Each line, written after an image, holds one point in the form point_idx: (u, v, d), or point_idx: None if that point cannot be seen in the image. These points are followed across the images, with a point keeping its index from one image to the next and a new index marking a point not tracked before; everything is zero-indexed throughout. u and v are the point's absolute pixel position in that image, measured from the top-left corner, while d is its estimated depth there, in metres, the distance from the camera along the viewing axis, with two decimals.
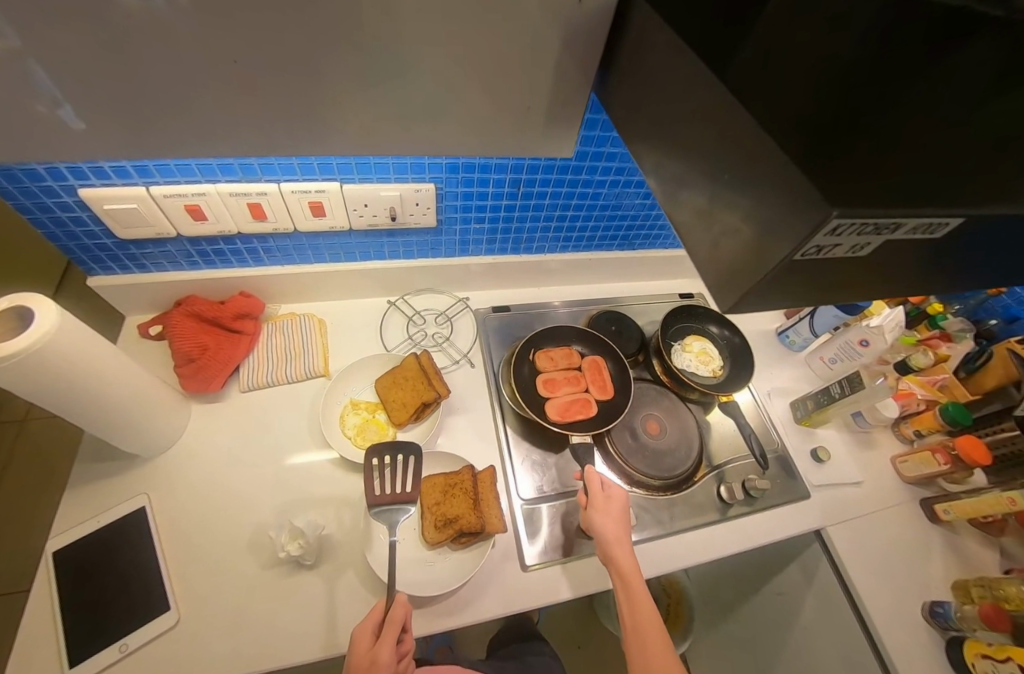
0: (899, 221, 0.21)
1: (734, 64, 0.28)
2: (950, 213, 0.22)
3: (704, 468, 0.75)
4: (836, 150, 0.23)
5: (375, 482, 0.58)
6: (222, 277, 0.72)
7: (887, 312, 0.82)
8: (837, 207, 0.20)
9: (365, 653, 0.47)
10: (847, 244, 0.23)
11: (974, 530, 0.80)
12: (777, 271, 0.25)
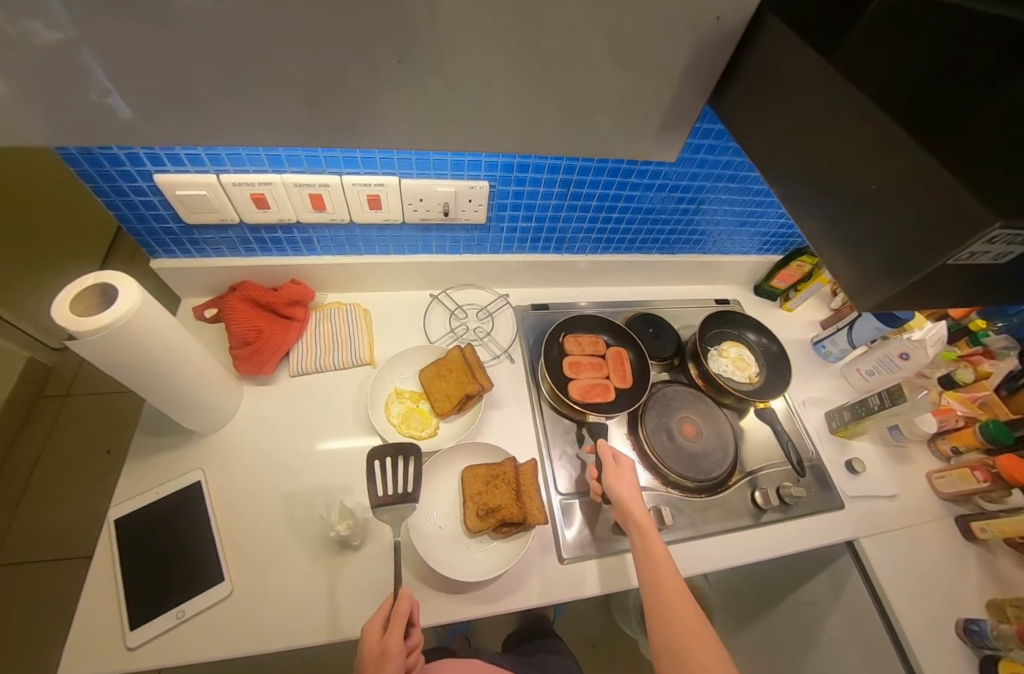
0: None
1: (886, 86, 0.28)
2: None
3: (738, 474, 0.75)
4: (994, 171, 0.23)
5: (376, 483, 0.59)
6: (277, 265, 0.74)
7: (930, 327, 0.80)
8: (1003, 218, 0.21)
9: (375, 643, 0.48)
10: (996, 252, 0.23)
11: (1011, 551, 0.79)
12: (916, 270, 0.26)
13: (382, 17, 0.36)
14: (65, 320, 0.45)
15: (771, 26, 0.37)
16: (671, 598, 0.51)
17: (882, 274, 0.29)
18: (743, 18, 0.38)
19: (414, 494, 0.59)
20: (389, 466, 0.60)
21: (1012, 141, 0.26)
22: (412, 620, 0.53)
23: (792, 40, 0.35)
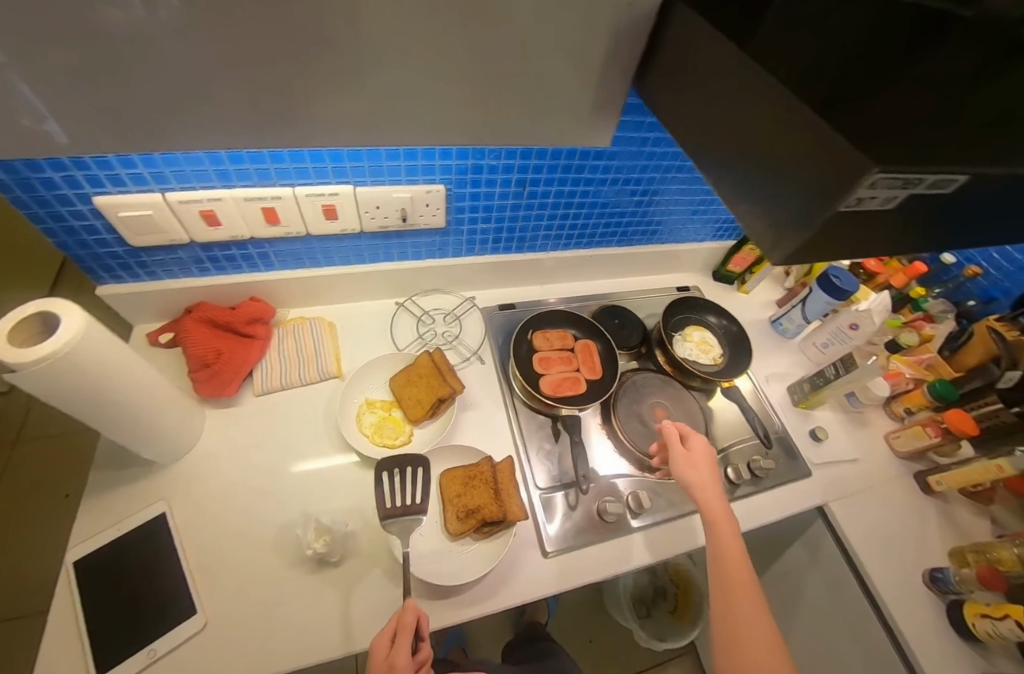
0: (926, 176, 0.24)
1: (782, 63, 0.31)
2: (962, 169, 0.25)
3: (711, 452, 0.78)
4: (875, 129, 0.26)
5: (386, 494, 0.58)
6: (233, 282, 0.73)
7: (873, 297, 0.85)
8: (880, 164, 0.23)
9: (383, 657, 0.47)
10: (881, 197, 0.26)
11: (966, 501, 0.84)
12: (820, 222, 0.28)
13: (317, 23, 0.36)
14: (3, 352, 0.43)
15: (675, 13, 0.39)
16: (738, 574, 0.53)
17: (791, 232, 0.30)
18: (652, 7, 0.41)
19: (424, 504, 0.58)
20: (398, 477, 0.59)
21: (887, 105, 0.29)
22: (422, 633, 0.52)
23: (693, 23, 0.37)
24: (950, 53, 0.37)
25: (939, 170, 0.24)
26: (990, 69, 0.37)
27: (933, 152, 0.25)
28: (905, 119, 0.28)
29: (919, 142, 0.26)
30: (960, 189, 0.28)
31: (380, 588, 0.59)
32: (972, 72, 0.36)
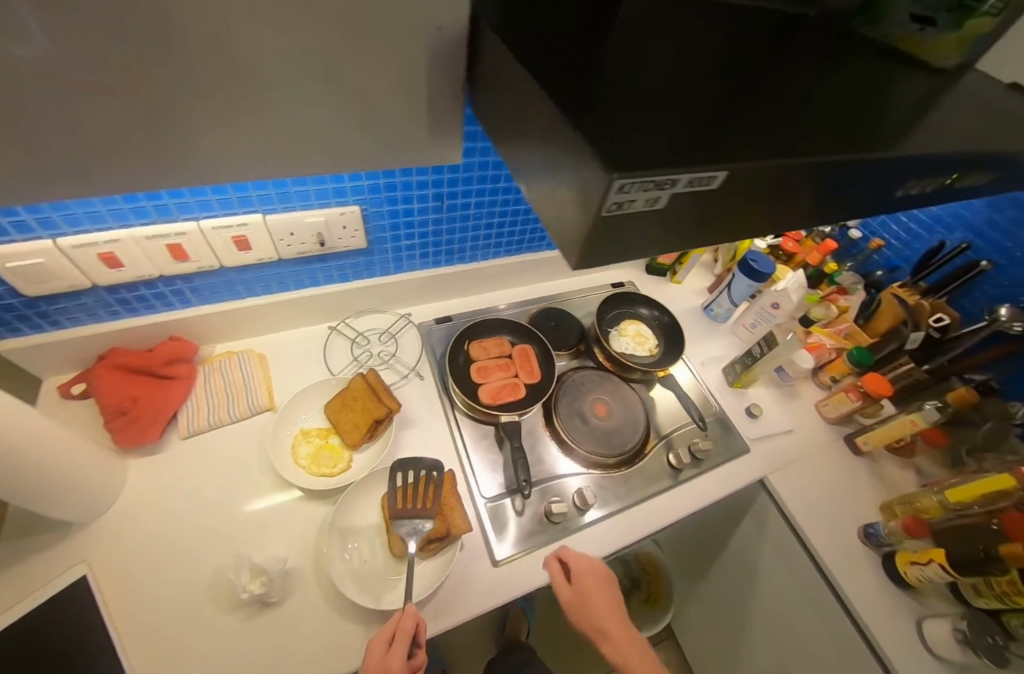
0: (678, 179, 0.25)
1: (606, 69, 0.32)
2: (715, 167, 0.25)
3: (653, 442, 0.80)
4: (636, 134, 0.26)
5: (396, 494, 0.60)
6: (150, 323, 0.70)
7: (790, 276, 0.91)
8: (618, 171, 0.23)
9: (378, 658, 0.49)
10: (645, 199, 0.26)
11: (892, 457, 0.90)
12: (603, 232, 0.28)
13: None
14: None
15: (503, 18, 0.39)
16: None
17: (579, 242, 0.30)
18: (459, 29, 0.39)
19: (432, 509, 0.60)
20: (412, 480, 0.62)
21: (668, 107, 0.29)
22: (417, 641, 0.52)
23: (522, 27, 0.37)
24: (777, 49, 0.40)
25: (691, 168, 0.25)
26: (814, 62, 0.40)
27: (686, 152, 0.26)
28: (682, 120, 0.29)
29: (684, 143, 0.27)
30: (736, 186, 0.28)
31: (327, 622, 0.57)
32: (795, 67, 0.39)
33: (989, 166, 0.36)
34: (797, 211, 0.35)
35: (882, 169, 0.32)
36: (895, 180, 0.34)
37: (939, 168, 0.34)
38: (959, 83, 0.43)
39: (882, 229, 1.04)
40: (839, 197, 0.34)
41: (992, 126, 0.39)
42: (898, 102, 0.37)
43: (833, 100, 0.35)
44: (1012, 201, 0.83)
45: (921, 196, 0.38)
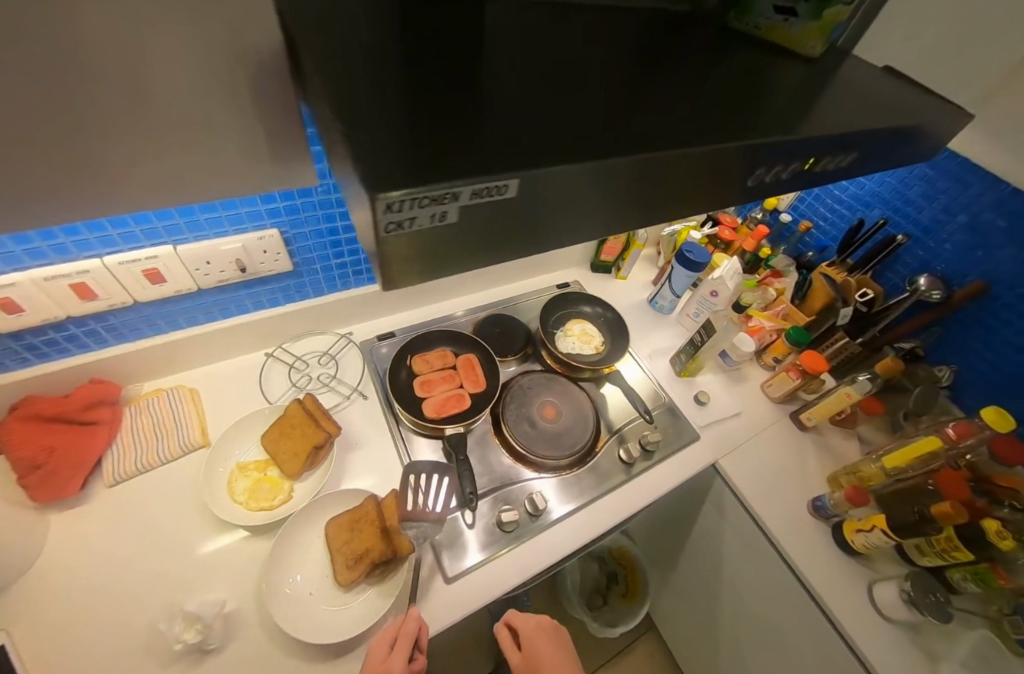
0: (461, 192, 0.20)
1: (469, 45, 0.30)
2: (505, 176, 0.20)
3: (604, 440, 0.80)
4: (406, 140, 0.21)
5: (408, 498, 0.63)
6: (65, 367, 0.65)
7: (726, 264, 0.95)
8: (377, 189, 0.17)
9: (380, 661, 0.51)
10: (427, 219, 0.20)
11: (837, 429, 0.93)
12: (393, 262, 0.21)
13: None
14: None
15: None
16: None
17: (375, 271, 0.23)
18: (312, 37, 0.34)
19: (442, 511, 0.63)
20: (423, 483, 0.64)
21: (453, 106, 0.24)
22: (417, 644, 0.54)
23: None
24: (653, 40, 0.40)
25: (470, 181, 0.20)
26: (689, 51, 0.41)
27: (466, 160, 0.20)
28: (470, 122, 0.24)
29: (466, 150, 0.22)
30: (537, 199, 0.23)
31: (272, 661, 0.54)
32: (668, 55, 0.39)
33: (850, 146, 0.36)
34: (646, 209, 0.31)
35: (720, 157, 0.29)
36: (744, 165, 0.31)
37: (782, 152, 0.32)
38: (832, 65, 0.45)
39: (813, 212, 1.08)
40: (688, 191, 0.31)
41: (860, 104, 0.40)
42: (767, 86, 0.38)
43: (701, 87, 0.35)
44: (920, 177, 0.87)
45: (777, 182, 0.37)
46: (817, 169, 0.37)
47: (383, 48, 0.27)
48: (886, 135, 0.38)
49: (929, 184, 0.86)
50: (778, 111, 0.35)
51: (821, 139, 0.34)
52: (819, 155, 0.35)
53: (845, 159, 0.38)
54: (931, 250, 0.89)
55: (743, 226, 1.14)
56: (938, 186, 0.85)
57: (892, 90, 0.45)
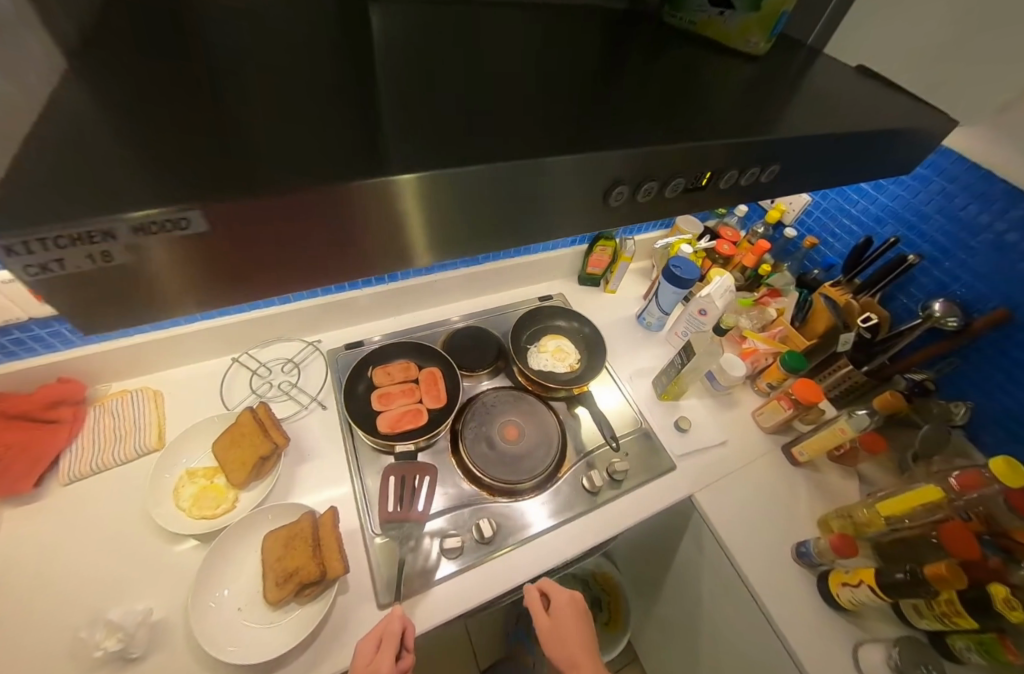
0: (119, 229, 0.16)
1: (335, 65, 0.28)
2: (180, 207, 0.17)
3: (568, 465, 0.75)
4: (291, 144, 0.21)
5: (387, 499, 0.64)
6: (31, 366, 0.66)
7: (715, 281, 0.89)
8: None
9: (365, 661, 0.50)
10: (90, 261, 0.17)
11: (834, 466, 0.85)
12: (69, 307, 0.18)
13: None
14: None
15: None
16: None
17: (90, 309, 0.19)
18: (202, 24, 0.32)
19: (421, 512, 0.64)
20: (402, 485, 0.66)
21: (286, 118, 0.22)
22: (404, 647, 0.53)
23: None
24: (578, 46, 0.37)
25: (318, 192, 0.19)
26: (618, 56, 0.37)
27: (112, 192, 0.17)
28: (288, 129, 0.22)
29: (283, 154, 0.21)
30: (447, 206, 0.23)
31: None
32: (591, 61, 0.36)
33: (749, 160, 0.32)
34: (456, 234, 0.26)
35: (533, 169, 0.24)
36: (581, 181, 0.27)
37: (632, 171, 0.28)
38: (788, 72, 0.41)
39: (820, 229, 1.01)
40: (517, 213, 0.27)
41: (808, 115, 0.36)
42: (698, 94, 0.34)
43: (606, 92, 0.32)
44: (936, 191, 0.79)
45: (652, 203, 0.32)
46: (702, 188, 0.33)
47: (239, 74, 0.26)
48: (815, 149, 0.35)
49: (947, 199, 0.78)
50: (653, 118, 0.30)
51: (688, 152, 0.29)
52: (692, 172, 0.31)
53: (748, 175, 0.34)
54: (949, 272, 0.80)
55: (743, 242, 1.08)
56: (957, 201, 0.76)
57: (856, 99, 0.40)
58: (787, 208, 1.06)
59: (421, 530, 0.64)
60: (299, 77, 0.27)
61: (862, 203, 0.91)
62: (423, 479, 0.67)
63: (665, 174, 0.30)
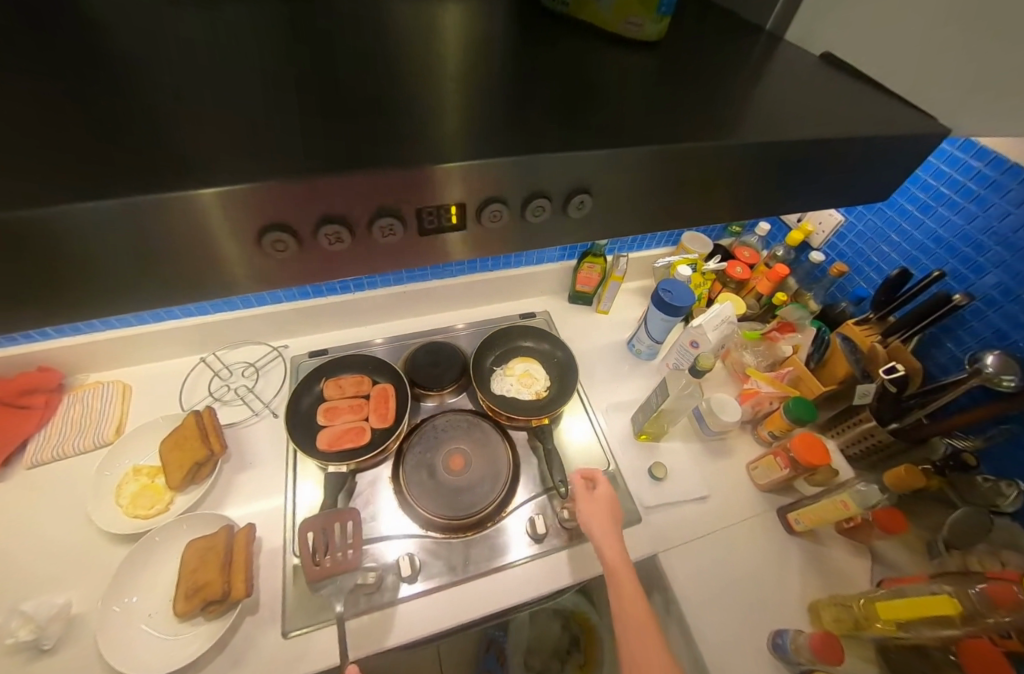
0: None
1: (152, 92, 0.27)
2: None
3: (512, 506, 0.68)
4: (300, 148, 0.25)
5: (311, 554, 0.56)
6: (11, 354, 0.70)
7: (713, 311, 0.78)
8: None
9: None
10: None
11: (841, 539, 0.72)
12: None
13: None
14: None
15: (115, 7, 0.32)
16: (636, 634, 0.51)
17: None
18: (43, 26, 0.30)
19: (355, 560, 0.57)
20: (327, 537, 0.57)
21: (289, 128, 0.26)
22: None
23: (137, 17, 0.32)
24: (459, 55, 0.33)
25: (367, 176, 0.25)
26: (504, 65, 0.33)
27: None
28: (303, 130, 0.26)
29: (319, 152, 0.25)
30: (490, 186, 0.28)
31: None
32: (466, 72, 0.32)
33: (484, 196, 0.28)
34: (51, 284, 0.24)
35: (117, 216, 0.22)
36: (223, 221, 0.24)
37: (300, 213, 0.26)
38: (723, 85, 0.34)
39: (853, 254, 0.86)
40: (145, 264, 0.25)
41: (717, 135, 0.30)
42: (579, 114, 0.30)
43: (350, 110, 0.28)
44: (997, 216, 0.63)
45: (369, 247, 0.30)
46: (442, 226, 0.30)
47: (43, 99, 0.25)
48: (614, 181, 0.30)
49: (1012, 228, 0.62)
50: (375, 138, 0.26)
51: (371, 190, 0.26)
52: (408, 213, 0.28)
53: (496, 214, 0.30)
54: (1010, 317, 0.64)
55: (761, 264, 0.96)
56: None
57: (804, 113, 0.33)
58: (815, 229, 0.92)
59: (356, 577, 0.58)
60: (99, 107, 0.25)
61: (905, 226, 0.76)
62: (351, 526, 0.59)
63: (358, 216, 0.27)
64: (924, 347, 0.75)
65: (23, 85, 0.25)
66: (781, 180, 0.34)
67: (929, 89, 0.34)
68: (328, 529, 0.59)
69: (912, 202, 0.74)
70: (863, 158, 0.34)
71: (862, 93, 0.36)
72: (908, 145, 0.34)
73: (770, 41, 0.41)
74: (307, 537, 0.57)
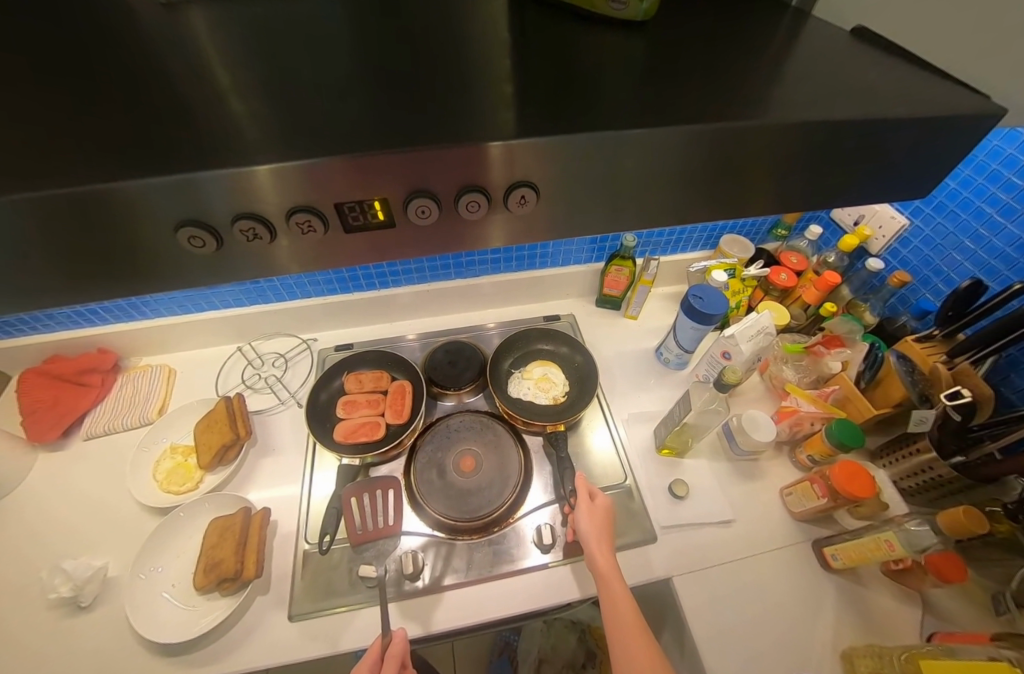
0: None
1: (162, 85, 0.28)
2: None
3: (521, 512, 0.67)
4: (341, 132, 0.25)
5: (354, 521, 0.62)
6: (76, 336, 0.77)
7: (750, 319, 0.72)
8: None
9: None
10: None
11: (885, 580, 0.64)
12: None
13: None
14: None
15: (148, 11, 0.34)
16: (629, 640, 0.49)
17: None
18: (81, 32, 0.32)
19: (395, 525, 0.63)
20: (370, 499, 0.64)
21: (324, 114, 0.26)
22: (403, 665, 0.53)
23: (162, 18, 0.33)
24: (463, 44, 0.33)
25: (406, 154, 0.24)
26: (506, 52, 0.32)
27: None
28: (343, 116, 0.26)
29: (379, 131, 0.25)
30: (521, 169, 0.26)
31: (119, 639, 0.55)
32: (464, 61, 0.31)
33: (409, 188, 0.26)
34: (29, 274, 0.26)
35: (41, 208, 0.22)
36: (141, 215, 0.24)
37: (213, 208, 0.25)
38: (747, 66, 0.31)
39: (918, 263, 0.77)
40: (92, 256, 0.26)
41: (727, 118, 0.27)
42: (576, 98, 0.28)
43: (295, 106, 0.26)
44: None
45: (294, 246, 0.28)
46: (369, 224, 0.28)
47: (64, 97, 0.27)
48: (566, 171, 0.27)
49: None
50: (311, 129, 0.25)
51: (325, 177, 0.24)
52: (329, 210, 0.26)
53: (424, 210, 0.27)
54: None
55: (809, 272, 0.87)
56: None
57: (839, 96, 0.29)
58: (873, 234, 0.82)
59: (396, 545, 0.63)
60: (102, 102, 0.26)
61: (984, 231, 0.66)
62: (385, 494, 0.66)
63: (273, 210, 0.26)
64: (1001, 371, 0.66)
65: (39, 87, 0.27)
66: (808, 173, 0.30)
67: (994, 63, 0.29)
68: (370, 498, 0.65)
69: (991, 204, 0.64)
70: (906, 146, 0.30)
71: (909, 74, 0.31)
72: (961, 133, 0.30)
73: (804, 21, 0.37)
74: (346, 503, 0.64)
